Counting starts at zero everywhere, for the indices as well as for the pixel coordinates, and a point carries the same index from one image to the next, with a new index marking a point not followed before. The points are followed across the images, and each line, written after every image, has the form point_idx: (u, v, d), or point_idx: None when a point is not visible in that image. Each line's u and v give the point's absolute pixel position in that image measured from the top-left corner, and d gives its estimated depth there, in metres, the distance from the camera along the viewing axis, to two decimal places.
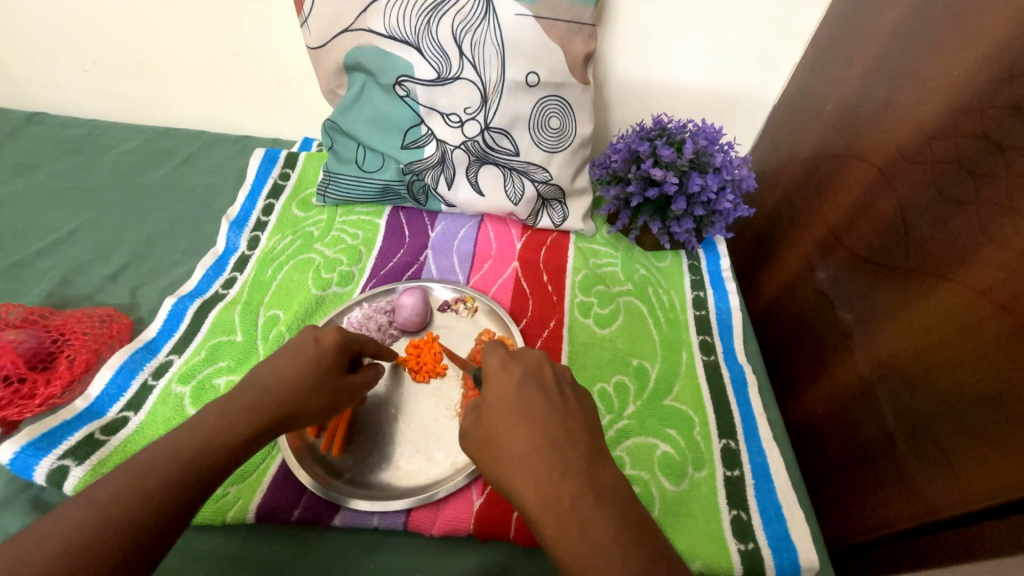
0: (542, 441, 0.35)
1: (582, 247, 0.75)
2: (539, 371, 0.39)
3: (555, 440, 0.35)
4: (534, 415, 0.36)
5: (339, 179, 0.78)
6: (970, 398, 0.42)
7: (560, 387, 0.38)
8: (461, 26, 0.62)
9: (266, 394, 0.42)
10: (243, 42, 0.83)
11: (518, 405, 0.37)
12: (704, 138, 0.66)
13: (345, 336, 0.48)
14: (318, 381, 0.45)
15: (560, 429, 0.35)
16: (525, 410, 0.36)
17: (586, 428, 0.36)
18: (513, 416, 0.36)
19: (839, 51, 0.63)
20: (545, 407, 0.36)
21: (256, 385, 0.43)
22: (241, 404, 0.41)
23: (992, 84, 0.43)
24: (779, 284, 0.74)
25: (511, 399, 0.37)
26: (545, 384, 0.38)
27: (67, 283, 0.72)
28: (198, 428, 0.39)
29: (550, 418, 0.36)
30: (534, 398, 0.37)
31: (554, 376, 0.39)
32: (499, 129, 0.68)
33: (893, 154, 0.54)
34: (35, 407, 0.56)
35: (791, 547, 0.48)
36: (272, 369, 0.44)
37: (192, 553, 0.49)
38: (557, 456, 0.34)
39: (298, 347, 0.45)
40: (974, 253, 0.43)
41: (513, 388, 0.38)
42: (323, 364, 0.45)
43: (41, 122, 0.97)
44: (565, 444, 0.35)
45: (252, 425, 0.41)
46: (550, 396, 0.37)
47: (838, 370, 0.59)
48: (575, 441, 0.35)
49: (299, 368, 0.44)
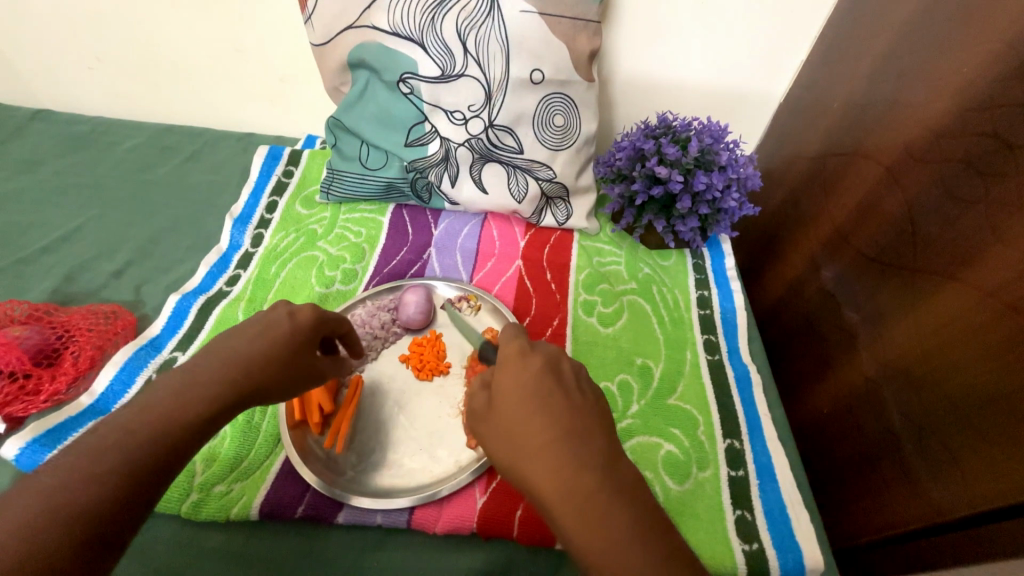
0: (560, 435, 0.34)
1: (586, 245, 0.75)
2: (557, 364, 0.38)
3: (574, 436, 0.34)
4: (552, 409, 0.35)
5: (343, 177, 0.78)
6: (979, 399, 0.42)
7: (577, 379, 0.37)
8: (466, 22, 0.62)
9: (232, 366, 0.40)
10: (247, 39, 0.83)
11: (535, 397, 0.35)
12: (709, 137, 0.65)
13: (321, 314, 0.47)
14: (286, 357, 0.43)
15: (578, 423, 0.34)
16: (543, 403, 0.35)
17: (603, 423, 0.35)
18: (531, 408, 0.35)
19: (846, 48, 0.63)
20: (563, 399, 0.35)
21: (221, 353, 0.41)
22: (204, 374, 0.39)
23: (1002, 82, 0.43)
24: (784, 284, 0.74)
25: (529, 391, 0.36)
26: (562, 376, 0.37)
27: (71, 279, 0.72)
28: (157, 405, 0.37)
29: (568, 411, 0.35)
30: (552, 392, 0.36)
31: (571, 369, 0.38)
32: (503, 127, 0.68)
33: (901, 152, 0.53)
34: (40, 403, 0.57)
35: (795, 547, 0.48)
36: (240, 338, 0.42)
37: (195, 549, 0.49)
38: (575, 450, 0.33)
39: (269, 321, 0.44)
40: (984, 252, 0.43)
41: (529, 378, 0.36)
42: (296, 339, 0.44)
43: (46, 119, 0.98)
44: (583, 440, 0.34)
45: (206, 405, 0.39)
46: (567, 390, 0.36)
47: (843, 370, 0.59)
48: (593, 437, 0.34)
49: (269, 342, 0.42)
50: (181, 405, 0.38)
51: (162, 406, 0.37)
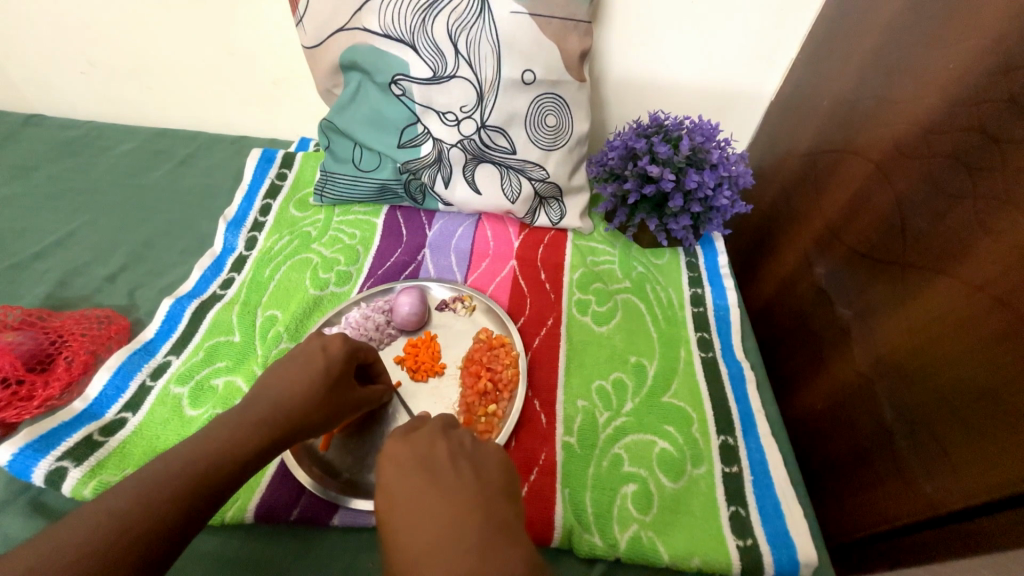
0: (430, 534, 0.30)
1: (580, 244, 0.75)
2: (431, 447, 0.36)
3: (445, 521, 0.31)
4: (422, 498, 0.32)
5: (336, 179, 0.78)
6: (969, 392, 0.42)
7: (454, 462, 0.35)
8: (457, 24, 0.62)
9: (283, 406, 0.42)
10: (239, 42, 0.83)
11: (406, 488, 0.33)
12: (701, 135, 0.66)
13: (354, 348, 0.48)
14: (327, 396, 0.45)
15: (451, 513, 0.31)
16: (413, 495, 0.33)
17: (484, 502, 0.32)
18: (404, 505, 0.32)
19: (836, 45, 0.63)
20: (436, 490, 0.33)
21: (268, 395, 0.42)
22: (258, 415, 0.41)
23: (988, 77, 0.43)
24: (777, 282, 0.74)
25: (401, 483, 0.34)
26: (435, 460, 0.35)
27: (64, 284, 0.72)
28: (214, 439, 0.38)
29: (441, 502, 0.32)
30: (421, 479, 0.34)
31: (448, 452, 0.36)
32: (496, 128, 0.68)
33: (890, 149, 0.54)
34: (34, 409, 0.56)
35: (789, 543, 0.48)
36: (283, 377, 0.44)
37: (191, 552, 0.49)
38: (446, 547, 0.29)
39: (307, 356, 0.45)
40: (972, 246, 0.43)
41: (400, 477, 0.34)
42: (331, 376, 0.45)
43: (38, 124, 0.97)
44: (452, 530, 0.30)
45: (263, 441, 0.40)
46: (440, 472, 0.34)
47: (836, 366, 0.59)
48: (466, 518, 0.31)
49: (308, 378, 0.44)
50: (234, 436, 0.39)
51: (219, 441, 0.38)
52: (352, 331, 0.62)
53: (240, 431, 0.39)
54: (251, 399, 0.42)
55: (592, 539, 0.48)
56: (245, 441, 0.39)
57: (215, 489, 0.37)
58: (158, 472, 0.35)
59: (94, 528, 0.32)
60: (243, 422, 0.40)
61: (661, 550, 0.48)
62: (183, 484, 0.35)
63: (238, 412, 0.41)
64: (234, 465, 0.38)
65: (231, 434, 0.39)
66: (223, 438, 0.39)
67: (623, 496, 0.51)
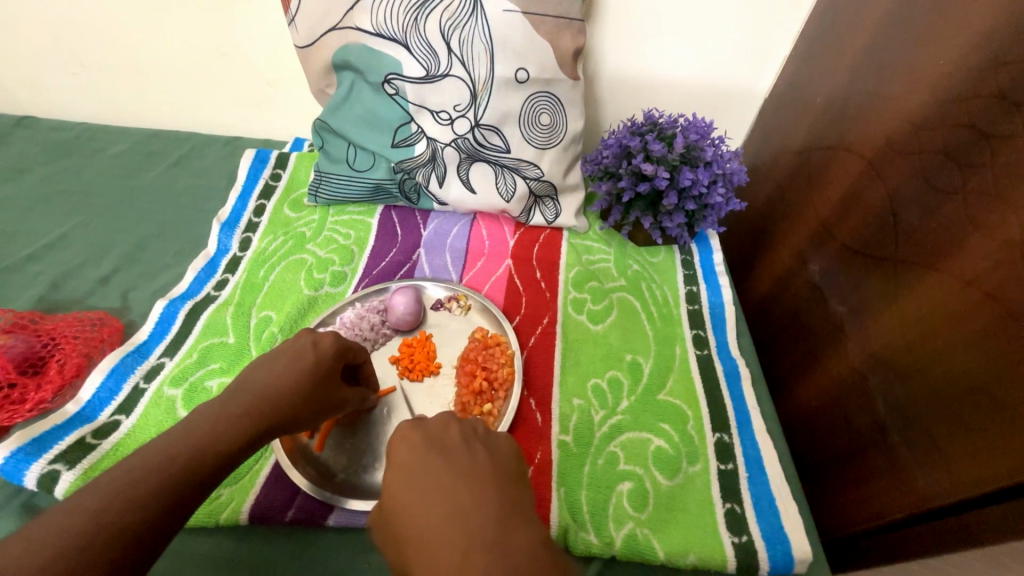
0: (446, 513, 0.31)
1: (575, 243, 0.75)
2: (445, 431, 0.37)
3: (462, 501, 0.31)
4: (438, 480, 0.33)
5: (330, 179, 0.78)
6: (959, 388, 0.43)
7: (467, 444, 0.36)
8: (449, 22, 0.62)
9: (264, 397, 0.42)
10: (232, 42, 0.83)
11: (423, 469, 0.34)
12: (695, 132, 0.65)
13: (344, 344, 0.48)
14: (314, 388, 0.44)
15: (466, 495, 0.32)
16: (429, 476, 0.33)
17: (500, 483, 0.33)
18: (421, 485, 0.33)
19: (828, 43, 0.63)
20: (451, 470, 0.33)
21: (254, 385, 0.42)
22: (239, 405, 0.41)
23: (978, 72, 0.43)
24: (772, 278, 0.74)
25: (416, 463, 0.34)
26: (448, 442, 0.36)
27: (56, 287, 0.71)
28: (197, 434, 0.38)
29: (456, 481, 0.33)
30: (434, 461, 0.34)
31: (462, 434, 0.37)
32: (489, 126, 0.68)
33: (881, 145, 0.54)
34: (26, 412, 0.56)
35: (784, 538, 0.48)
36: (271, 367, 0.44)
37: (181, 555, 0.49)
38: (462, 526, 0.30)
39: (297, 350, 0.45)
40: (961, 243, 0.43)
41: (417, 458, 0.35)
42: (320, 371, 0.45)
43: (29, 126, 0.97)
44: (468, 509, 0.31)
45: (242, 430, 0.40)
46: (454, 456, 0.35)
47: (830, 361, 0.59)
48: (480, 501, 0.31)
49: (297, 369, 0.44)
50: (223, 437, 0.39)
51: (194, 433, 0.38)
52: (346, 331, 0.62)
53: (229, 429, 0.39)
54: (234, 389, 0.42)
55: (588, 538, 0.48)
56: (234, 438, 0.39)
57: (195, 489, 0.36)
58: (146, 471, 0.35)
59: (74, 526, 0.31)
60: (229, 418, 0.40)
61: (657, 549, 0.48)
62: (163, 479, 0.35)
63: (222, 404, 0.40)
64: (212, 467, 0.38)
65: (217, 427, 0.39)
66: (204, 434, 0.38)
67: (619, 494, 0.51)
